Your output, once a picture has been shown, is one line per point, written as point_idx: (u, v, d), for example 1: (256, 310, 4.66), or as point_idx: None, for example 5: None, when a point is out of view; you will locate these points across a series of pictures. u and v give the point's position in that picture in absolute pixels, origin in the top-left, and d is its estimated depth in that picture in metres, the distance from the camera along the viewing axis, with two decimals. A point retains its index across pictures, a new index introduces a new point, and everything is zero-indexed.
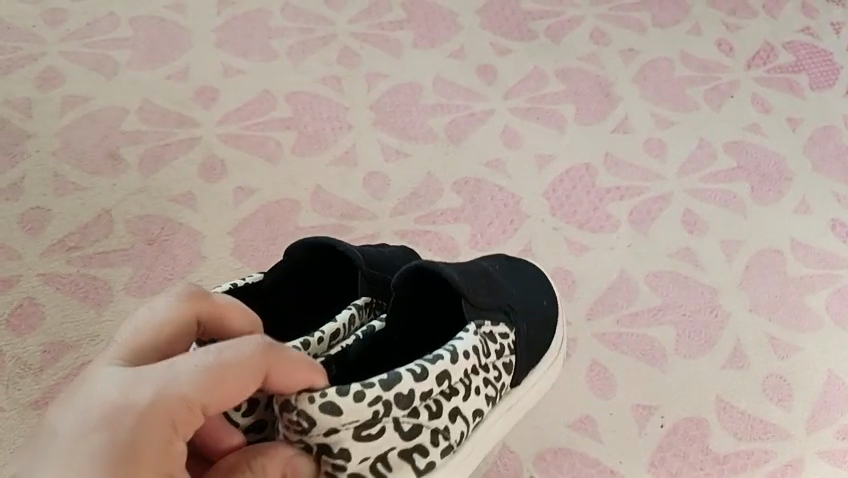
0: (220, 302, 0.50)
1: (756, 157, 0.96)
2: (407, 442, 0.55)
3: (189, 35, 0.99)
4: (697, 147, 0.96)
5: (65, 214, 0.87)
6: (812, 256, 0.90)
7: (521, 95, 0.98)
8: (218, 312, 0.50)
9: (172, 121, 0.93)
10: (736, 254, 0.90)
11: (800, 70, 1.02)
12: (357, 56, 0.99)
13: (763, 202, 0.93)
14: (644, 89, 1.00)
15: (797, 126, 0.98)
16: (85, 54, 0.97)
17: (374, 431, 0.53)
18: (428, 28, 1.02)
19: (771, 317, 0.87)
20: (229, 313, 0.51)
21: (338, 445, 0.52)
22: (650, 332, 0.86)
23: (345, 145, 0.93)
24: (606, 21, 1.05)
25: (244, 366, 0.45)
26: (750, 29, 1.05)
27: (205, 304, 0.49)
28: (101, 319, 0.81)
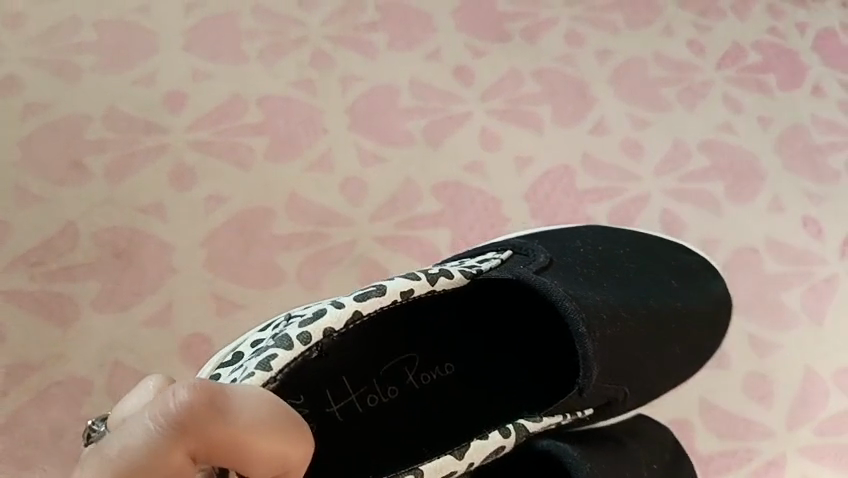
0: (233, 403, 0.42)
1: (730, 156, 0.97)
2: None
3: (154, 37, 0.95)
4: (673, 148, 0.96)
5: (26, 228, 0.83)
6: (787, 253, 0.91)
7: (497, 97, 0.97)
8: (231, 437, 0.41)
9: (139, 128, 0.89)
10: (716, 252, 0.91)
11: (769, 70, 1.03)
12: (330, 59, 0.96)
13: (738, 201, 0.94)
14: (620, 90, 1.00)
15: (768, 125, 0.99)
16: (45, 58, 0.92)
17: None
18: (401, 29, 1.00)
19: (750, 316, 0.87)
20: (248, 446, 0.41)
21: None
22: None
23: (321, 150, 0.90)
24: (581, 21, 1.04)
25: (161, 456, 0.39)
26: (720, 29, 1.05)
27: (222, 424, 0.41)
28: (68, 337, 0.78)
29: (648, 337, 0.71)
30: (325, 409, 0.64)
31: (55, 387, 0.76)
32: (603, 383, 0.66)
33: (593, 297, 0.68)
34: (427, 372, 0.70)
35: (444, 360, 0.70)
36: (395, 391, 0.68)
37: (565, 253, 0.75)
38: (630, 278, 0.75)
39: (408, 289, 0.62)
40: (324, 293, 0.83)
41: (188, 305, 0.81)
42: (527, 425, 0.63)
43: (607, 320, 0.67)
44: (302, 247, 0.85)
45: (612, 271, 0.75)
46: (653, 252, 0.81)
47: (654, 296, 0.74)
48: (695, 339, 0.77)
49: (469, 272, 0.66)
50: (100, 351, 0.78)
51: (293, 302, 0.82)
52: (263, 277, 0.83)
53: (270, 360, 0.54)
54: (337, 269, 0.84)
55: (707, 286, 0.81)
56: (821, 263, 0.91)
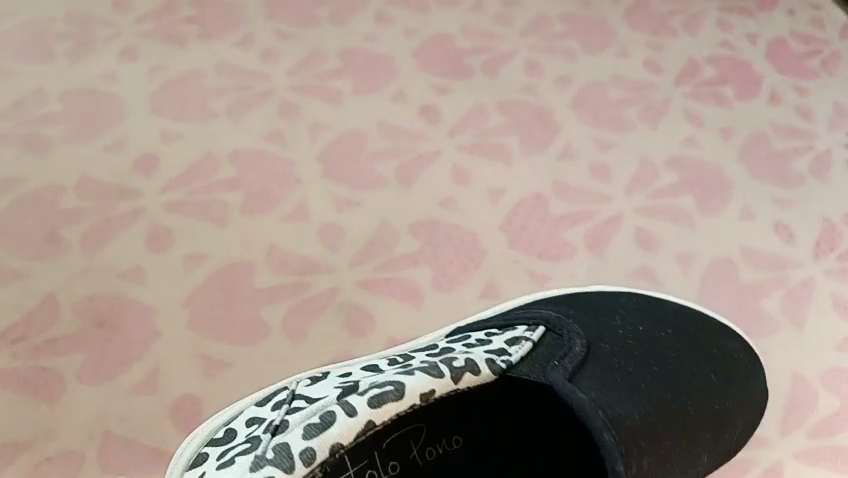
0: None
1: (697, 170, 0.99)
2: None
3: (121, 103, 0.96)
4: (641, 168, 0.98)
5: (7, 304, 0.82)
6: (763, 261, 0.93)
7: (464, 133, 0.98)
8: None
9: (112, 194, 0.89)
10: (694, 266, 0.92)
11: (725, 83, 1.06)
12: (297, 109, 0.97)
13: (709, 213, 0.96)
14: (583, 115, 1.02)
15: (730, 136, 1.02)
16: (14, 133, 0.92)
17: None
18: (365, 74, 1.01)
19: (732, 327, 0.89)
20: None
21: None
22: None
23: (295, 200, 0.91)
24: (539, 51, 1.06)
25: None
26: (674, 48, 1.09)
27: None
28: (56, 413, 0.77)
29: (677, 445, 0.69)
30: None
31: (45, 464, 0.75)
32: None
33: (624, 409, 0.67)
34: (432, 446, 0.72)
35: (452, 434, 0.73)
36: (397, 466, 0.71)
37: (602, 340, 0.74)
38: (670, 383, 0.74)
39: (430, 391, 0.63)
40: (311, 343, 0.83)
41: (176, 367, 0.80)
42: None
43: (633, 431, 0.66)
44: (285, 298, 0.85)
45: (652, 371, 0.74)
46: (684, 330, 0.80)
47: (690, 408, 0.73)
48: (730, 418, 0.76)
49: (497, 366, 0.67)
50: (89, 423, 0.77)
51: (280, 354, 0.82)
52: (248, 333, 0.83)
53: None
54: (322, 317, 0.84)
55: (727, 354, 0.79)
56: (795, 267, 0.93)
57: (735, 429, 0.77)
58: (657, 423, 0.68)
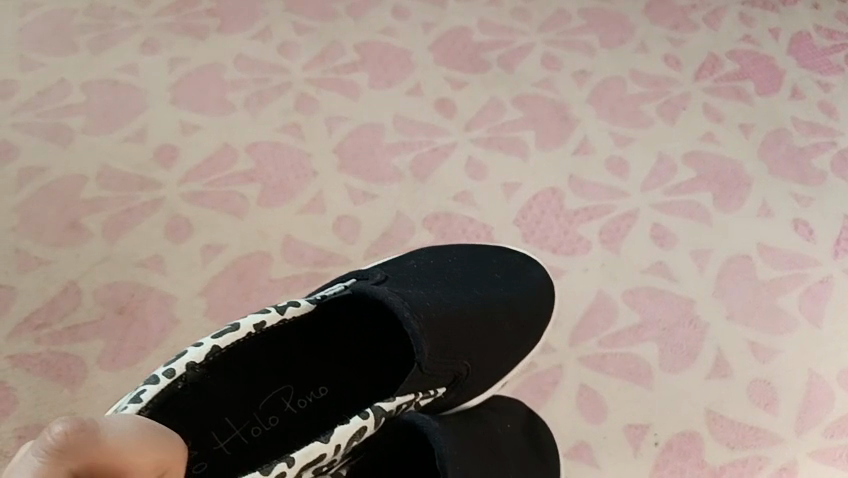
0: None
1: (714, 166, 0.98)
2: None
3: (142, 94, 0.97)
4: (657, 163, 0.98)
5: (30, 291, 0.84)
6: (780, 258, 0.92)
7: (480, 127, 0.98)
8: None
9: (132, 184, 0.91)
10: (709, 263, 0.92)
11: (746, 77, 1.05)
12: (315, 102, 0.98)
13: (726, 209, 0.95)
14: (600, 110, 1.01)
15: (749, 132, 1.01)
16: (38, 124, 0.94)
17: None
18: (381, 67, 1.02)
19: (748, 323, 0.88)
20: None
21: None
22: (635, 350, 0.86)
23: (311, 192, 0.92)
24: (556, 45, 1.06)
25: None
26: (693, 42, 1.08)
27: None
28: (76, 396, 0.79)
29: (477, 320, 0.69)
30: (212, 447, 0.61)
31: None
32: (443, 360, 0.64)
33: (417, 293, 0.66)
34: (301, 397, 0.68)
35: (316, 384, 0.68)
36: (276, 420, 0.65)
37: (397, 271, 0.73)
38: (448, 278, 0.74)
39: (262, 322, 0.61)
40: None
41: None
42: (382, 405, 0.60)
43: (430, 303, 0.65)
44: (301, 288, 0.86)
45: (438, 276, 0.74)
46: (471, 253, 0.81)
47: (476, 288, 0.73)
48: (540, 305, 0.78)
49: (314, 298, 0.65)
50: (109, 408, 0.78)
51: None
52: None
53: (139, 393, 0.53)
54: None
55: (507, 260, 0.81)
56: (814, 264, 0.92)
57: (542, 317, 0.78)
58: (448, 297, 0.68)
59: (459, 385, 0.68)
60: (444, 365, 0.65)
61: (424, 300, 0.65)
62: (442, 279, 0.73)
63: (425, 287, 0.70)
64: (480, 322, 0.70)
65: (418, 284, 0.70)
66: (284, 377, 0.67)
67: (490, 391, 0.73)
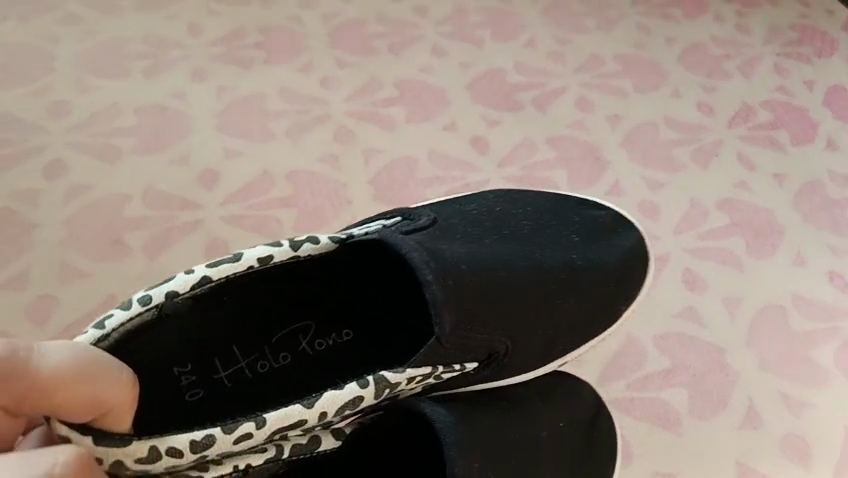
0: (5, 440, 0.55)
1: (747, 213, 0.98)
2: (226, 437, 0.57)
3: (187, 119, 1.00)
4: (690, 208, 0.98)
5: (68, 304, 0.86)
6: (814, 309, 0.91)
7: (514, 165, 0.99)
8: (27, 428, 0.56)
9: (173, 205, 0.93)
10: (740, 311, 0.91)
11: (781, 127, 1.05)
12: (353, 134, 1.00)
13: (759, 257, 0.94)
14: (634, 153, 1.02)
15: (783, 181, 1.01)
16: (86, 143, 0.97)
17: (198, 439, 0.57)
18: (419, 103, 1.04)
19: (781, 374, 0.87)
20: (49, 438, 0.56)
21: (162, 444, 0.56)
22: (664, 396, 0.85)
23: (345, 221, 0.93)
24: (591, 88, 1.08)
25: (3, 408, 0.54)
26: (728, 91, 1.08)
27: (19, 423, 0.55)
28: None
29: (523, 285, 0.70)
30: (212, 375, 0.68)
31: None
32: (463, 335, 0.66)
33: (450, 250, 0.68)
34: (322, 339, 0.73)
35: (342, 328, 0.74)
36: (288, 356, 0.71)
37: (454, 217, 0.76)
38: (521, 235, 0.75)
39: (269, 256, 0.65)
40: None
41: None
42: (387, 375, 0.62)
43: (466, 268, 0.66)
44: None
45: (507, 227, 0.76)
46: (553, 203, 0.82)
47: (540, 252, 0.74)
48: (621, 276, 0.77)
49: (338, 238, 0.68)
50: None
51: None
52: None
53: (105, 319, 0.60)
54: None
55: (587, 216, 0.81)
56: None
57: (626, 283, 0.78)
58: (498, 260, 0.70)
59: (493, 360, 0.70)
60: (466, 336, 0.66)
61: (458, 256, 0.67)
62: (497, 234, 0.75)
63: (472, 242, 0.72)
64: (526, 286, 0.70)
65: (465, 238, 0.72)
66: (305, 317, 0.73)
67: (547, 367, 0.75)
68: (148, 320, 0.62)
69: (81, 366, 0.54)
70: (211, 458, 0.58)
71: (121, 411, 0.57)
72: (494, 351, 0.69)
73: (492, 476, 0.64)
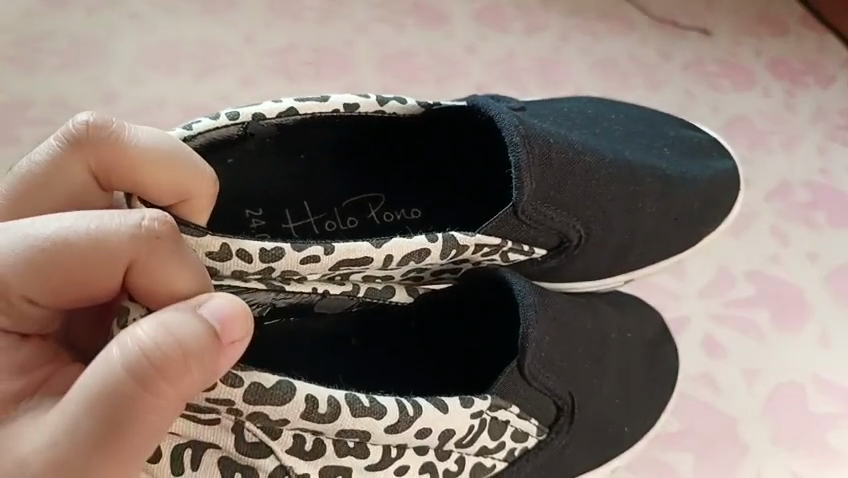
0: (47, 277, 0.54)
1: (776, 286, 0.96)
2: (297, 254, 0.68)
3: None
4: (717, 275, 0.96)
5: None
6: (835, 392, 0.88)
7: None
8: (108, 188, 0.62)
9: None
10: (758, 384, 0.89)
11: (818, 207, 1.04)
12: None
13: (783, 332, 0.92)
14: None
15: (816, 260, 0.99)
16: None
17: (269, 248, 0.67)
18: None
19: (792, 453, 0.85)
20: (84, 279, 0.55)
21: (237, 247, 0.66)
22: (668, 456, 0.85)
23: None
24: None
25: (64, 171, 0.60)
26: (768, 164, 1.08)
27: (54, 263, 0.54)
28: None
29: (610, 176, 0.79)
30: (282, 224, 0.82)
31: None
32: (540, 208, 0.75)
33: (542, 127, 0.78)
34: (391, 213, 0.87)
35: (413, 208, 0.87)
36: (355, 221, 0.85)
37: (548, 112, 0.88)
38: (613, 135, 0.87)
39: (357, 105, 0.79)
40: None
41: None
42: (455, 237, 0.73)
43: (556, 145, 0.77)
44: None
45: (600, 131, 0.87)
46: (652, 123, 0.92)
47: (630, 153, 0.83)
48: (701, 178, 0.86)
49: (423, 104, 0.81)
50: None
51: None
52: None
53: (192, 124, 0.72)
54: None
55: (680, 135, 0.91)
56: None
57: (704, 179, 0.86)
58: (588, 147, 0.79)
59: (564, 248, 0.79)
60: (541, 212, 0.75)
61: (550, 133, 0.78)
62: (583, 130, 0.86)
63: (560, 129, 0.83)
64: (615, 174, 0.79)
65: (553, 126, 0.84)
66: (378, 189, 0.87)
67: (610, 279, 0.84)
68: (232, 134, 0.74)
69: (166, 154, 0.61)
70: (277, 273, 0.68)
71: (197, 204, 0.65)
72: (566, 238, 0.78)
73: (556, 350, 0.74)
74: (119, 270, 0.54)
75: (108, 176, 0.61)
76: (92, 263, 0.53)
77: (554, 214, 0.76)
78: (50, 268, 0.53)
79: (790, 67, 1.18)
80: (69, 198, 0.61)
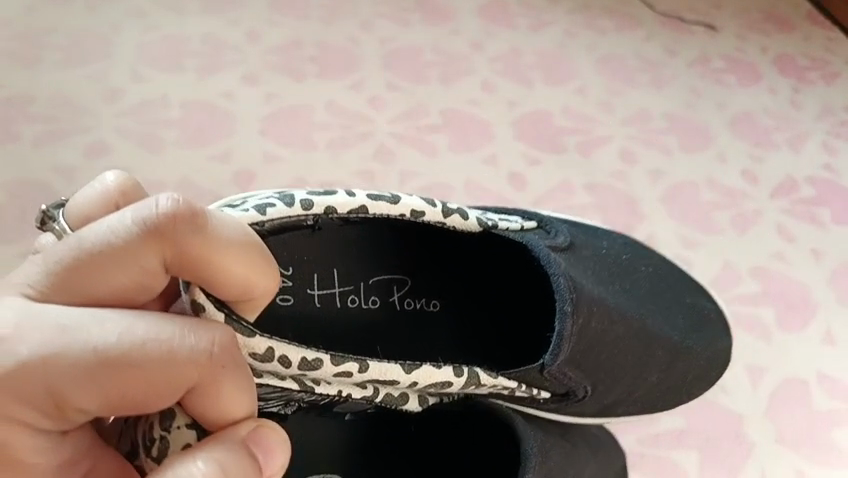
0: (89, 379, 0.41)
1: (780, 285, 0.96)
2: (335, 367, 0.60)
3: (234, 120, 1.02)
4: (722, 271, 0.96)
5: None
6: (839, 390, 0.88)
7: (548, 205, 1.00)
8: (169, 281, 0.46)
9: (209, 201, 0.94)
10: (763, 382, 0.88)
11: (823, 204, 1.04)
12: (393, 154, 1.01)
13: (788, 330, 0.92)
14: (671, 209, 1.01)
15: (821, 258, 0.99)
16: (135, 131, 1.00)
17: (310, 360, 0.59)
18: (462, 134, 1.05)
19: (797, 451, 0.84)
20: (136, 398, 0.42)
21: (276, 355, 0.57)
22: (673, 455, 0.84)
23: None
24: (636, 141, 1.08)
25: (126, 258, 0.43)
26: (772, 161, 1.07)
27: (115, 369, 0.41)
28: None
29: (627, 349, 0.75)
30: (307, 289, 0.70)
31: None
32: (565, 371, 0.71)
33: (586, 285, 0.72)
34: (413, 301, 0.77)
35: (432, 298, 0.78)
36: (378, 301, 0.75)
37: (584, 245, 0.81)
38: (638, 292, 0.80)
39: (422, 212, 0.68)
40: None
41: None
42: (478, 374, 0.68)
43: (598, 313, 0.71)
44: None
45: (628, 281, 0.81)
46: (673, 278, 0.86)
47: (655, 321, 0.78)
48: (699, 359, 0.82)
49: (484, 223, 0.73)
50: None
51: None
52: None
53: (265, 207, 0.61)
54: None
55: (699, 305, 0.85)
56: None
57: (702, 361, 0.82)
58: (622, 314, 0.74)
59: (566, 398, 0.75)
60: (567, 375, 0.71)
61: (592, 296, 0.71)
62: (612, 279, 0.79)
63: (594, 278, 0.77)
64: (631, 348, 0.75)
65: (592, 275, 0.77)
66: (405, 273, 0.76)
67: (593, 420, 0.80)
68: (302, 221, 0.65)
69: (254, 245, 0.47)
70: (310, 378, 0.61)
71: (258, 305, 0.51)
72: (573, 392, 0.74)
73: None
74: (172, 396, 0.43)
75: (180, 265, 0.45)
76: (160, 379, 0.42)
77: (571, 374, 0.71)
78: (107, 374, 0.41)
79: (795, 64, 1.18)
80: (113, 290, 0.43)
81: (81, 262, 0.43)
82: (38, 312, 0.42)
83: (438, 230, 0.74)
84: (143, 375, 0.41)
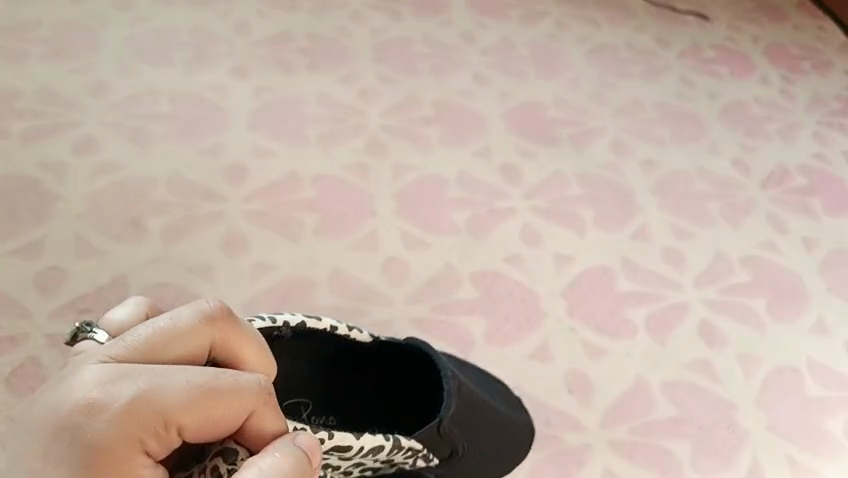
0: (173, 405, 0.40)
1: (772, 275, 0.96)
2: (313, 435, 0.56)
3: (225, 114, 1.01)
4: (714, 262, 0.96)
5: (81, 278, 0.83)
6: (831, 378, 0.88)
7: (541, 196, 0.99)
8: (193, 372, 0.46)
9: (199, 194, 0.93)
10: (755, 370, 0.87)
11: (815, 194, 1.04)
12: (384, 147, 1.01)
13: (780, 319, 0.92)
14: (663, 201, 1.01)
15: (812, 248, 0.99)
16: (123, 125, 0.98)
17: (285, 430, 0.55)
18: (454, 126, 1.05)
19: (789, 438, 0.82)
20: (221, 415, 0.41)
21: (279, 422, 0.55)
22: (666, 443, 0.80)
23: (365, 231, 0.92)
24: (628, 133, 1.08)
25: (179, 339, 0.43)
26: (764, 151, 1.08)
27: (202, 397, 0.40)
28: None
29: (492, 437, 0.72)
30: None
31: None
32: (451, 435, 0.66)
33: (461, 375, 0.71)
34: (316, 418, 0.71)
35: (327, 415, 0.71)
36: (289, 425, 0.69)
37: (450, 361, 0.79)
38: (496, 393, 0.77)
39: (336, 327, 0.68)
40: None
41: None
42: (398, 440, 0.61)
43: (472, 391, 0.70)
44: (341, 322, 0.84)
45: (488, 386, 0.78)
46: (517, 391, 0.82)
47: (512, 418, 0.76)
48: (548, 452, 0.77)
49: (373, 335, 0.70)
50: None
51: None
52: None
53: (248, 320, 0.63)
54: None
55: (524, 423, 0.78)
56: None
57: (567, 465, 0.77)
58: (490, 402, 0.72)
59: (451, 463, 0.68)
60: (457, 437, 0.67)
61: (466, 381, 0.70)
62: (475, 381, 0.77)
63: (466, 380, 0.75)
64: (496, 428, 0.72)
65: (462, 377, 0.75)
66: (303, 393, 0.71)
67: None
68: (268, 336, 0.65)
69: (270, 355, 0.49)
70: None
71: None
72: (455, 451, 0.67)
73: None
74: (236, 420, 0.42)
75: (214, 353, 0.45)
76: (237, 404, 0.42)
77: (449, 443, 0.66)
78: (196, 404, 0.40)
79: (787, 56, 1.19)
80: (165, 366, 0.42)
81: (136, 343, 0.42)
82: (103, 376, 0.39)
83: (339, 345, 0.70)
84: (213, 406, 0.41)
